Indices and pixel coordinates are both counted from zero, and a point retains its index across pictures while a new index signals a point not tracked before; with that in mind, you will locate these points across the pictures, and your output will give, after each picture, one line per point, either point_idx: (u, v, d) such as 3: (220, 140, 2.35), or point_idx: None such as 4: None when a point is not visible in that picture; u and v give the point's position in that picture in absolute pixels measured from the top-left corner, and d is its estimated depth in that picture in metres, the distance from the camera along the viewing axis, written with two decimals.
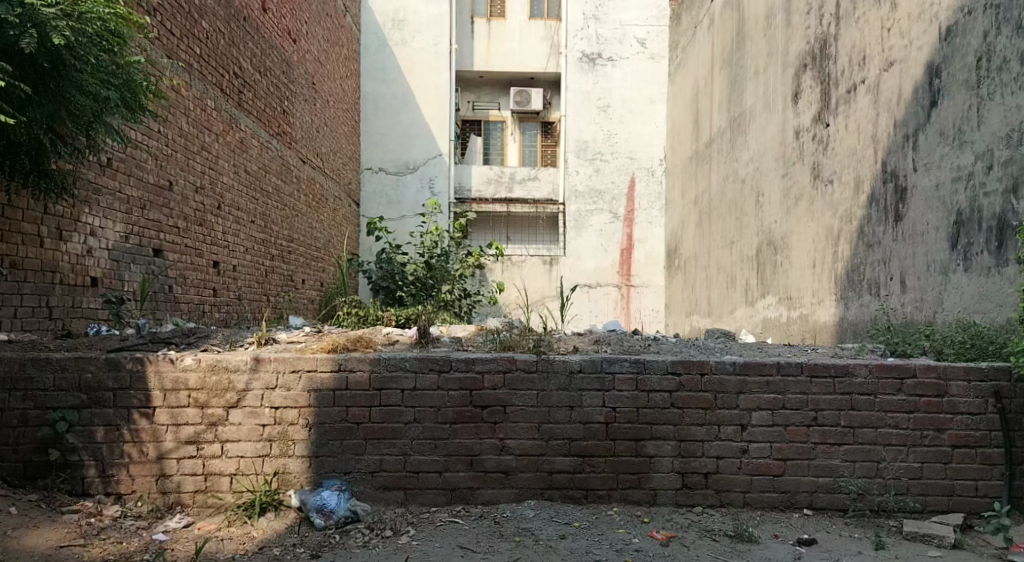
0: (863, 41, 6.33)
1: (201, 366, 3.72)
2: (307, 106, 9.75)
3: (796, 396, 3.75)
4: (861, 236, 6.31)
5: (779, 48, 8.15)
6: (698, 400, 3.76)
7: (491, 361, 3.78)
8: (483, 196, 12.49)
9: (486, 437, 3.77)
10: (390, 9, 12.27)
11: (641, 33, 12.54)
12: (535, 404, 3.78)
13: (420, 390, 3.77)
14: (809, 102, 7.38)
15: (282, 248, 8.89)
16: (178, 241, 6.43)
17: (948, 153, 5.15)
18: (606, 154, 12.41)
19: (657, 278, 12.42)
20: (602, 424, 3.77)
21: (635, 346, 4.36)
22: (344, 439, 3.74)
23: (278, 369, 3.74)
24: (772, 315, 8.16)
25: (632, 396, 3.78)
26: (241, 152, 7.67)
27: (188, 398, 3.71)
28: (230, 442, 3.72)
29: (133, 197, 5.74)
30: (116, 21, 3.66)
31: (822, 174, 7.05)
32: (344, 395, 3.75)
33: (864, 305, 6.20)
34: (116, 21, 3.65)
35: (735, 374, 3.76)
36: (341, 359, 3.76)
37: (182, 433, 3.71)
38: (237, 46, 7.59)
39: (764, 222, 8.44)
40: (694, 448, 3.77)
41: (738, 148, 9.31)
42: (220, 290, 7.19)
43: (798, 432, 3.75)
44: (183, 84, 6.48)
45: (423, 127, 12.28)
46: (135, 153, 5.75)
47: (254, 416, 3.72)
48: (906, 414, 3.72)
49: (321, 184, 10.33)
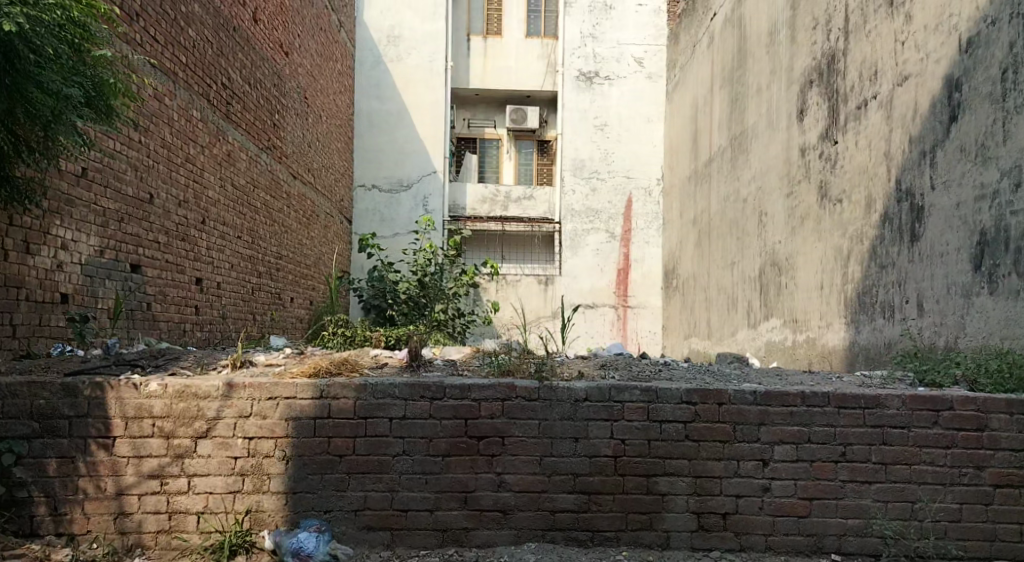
0: (874, 56, 6.11)
1: (168, 393, 3.39)
2: (298, 120, 9.48)
3: (821, 429, 3.45)
4: (873, 257, 6.05)
5: (783, 65, 7.94)
6: (716, 432, 3.45)
7: (490, 388, 3.46)
8: (478, 214, 12.18)
9: (482, 472, 3.45)
10: (385, 25, 12.07)
11: (639, 52, 12.37)
12: (536, 436, 3.46)
13: (410, 419, 3.44)
14: (816, 119, 7.15)
15: (270, 265, 8.57)
16: (159, 257, 6.11)
17: (970, 170, 4.90)
18: (603, 173, 12.18)
19: (654, 299, 12.16)
20: (610, 457, 3.46)
21: (645, 372, 4.04)
22: (326, 473, 3.41)
23: (253, 396, 3.41)
24: (776, 338, 7.88)
25: (643, 427, 3.46)
26: (228, 165, 7.38)
27: (152, 427, 3.37)
28: (198, 477, 3.38)
29: (109, 209, 5.44)
30: (79, 10, 3.39)
31: (831, 193, 6.80)
32: (327, 424, 3.42)
33: (877, 330, 5.92)
34: (78, 9, 3.38)
35: (755, 404, 3.46)
36: (322, 386, 3.43)
37: (144, 466, 3.37)
38: (225, 57, 7.32)
39: (768, 242, 8.18)
40: (711, 485, 3.45)
41: (740, 166, 9.07)
42: (203, 309, 6.86)
43: (824, 467, 3.44)
44: (167, 92, 6.20)
45: (418, 144, 12.03)
46: (113, 164, 5.45)
47: (225, 447, 3.39)
48: (943, 450, 3.42)
49: (312, 200, 10.03)
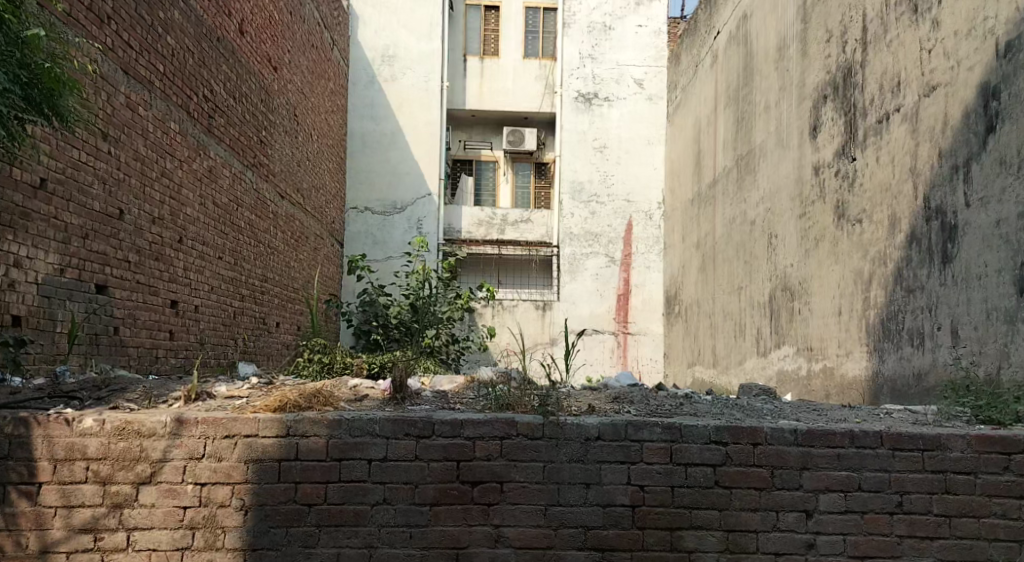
0: (897, 67, 5.75)
1: (106, 430, 2.93)
2: (287, 138, 9.07)
3: (873, 475, 2.99)
4: (899, 280, 5.63)
5: (794, 81, 7.58)
6: (751, 479, 2.99)
7: (486, 425, 3.01)
8: (474, 237, 11.79)
9: (477, 525, 2.97)
10: (379, 45, 11.75)
11: (639, 74, 12.05)
12: (541, 481, 2.99)
13: (392, 462, 2.98)
14: (830, 135, 6.77)
15: (254, 288, 8.08)
16: (129, 277, 5.64)
17: (1011, 184, 4.48)
18: (603, 197, 11.79)
19: (655, 325, 11.72)
20: (627, 507, 2.98)
21: (664, 406, 3.57)
22: (292, 526, 2.94)
23: (206, 435, 2.95)
24: (789, 367, 7.43)
25: (665, 472, 3.00)
26: (209, 182, 6.94)
27: (86, 471, 2.91)
28: (140, 532, 2.90)
29: (72, 225, 4.99)
30: None
31: (849, 213, 6.40)
32: (295, 467, 2.96)
33: (905, 359, 5.48)
34: None
35: (796, 446, 3.00)
36: (289, 422, 2.99)
37: (75, 518, 2.89)
38: (208, 67, 6.91)
39: (778, 266, 7.76)
40: (746, 541, 2.97)
41: (747, 188, 8.68)
42: (179, 333, 6.39)
43: (879, 521, 2.97)
44: (141, 101, 5.78)
45: (412, 165, 11.64)
46: (77, 175, 5.02)
47: (172, 495, 2.92)
48: (1016, 501, 2.97)
49: (301, 221, 9.60)
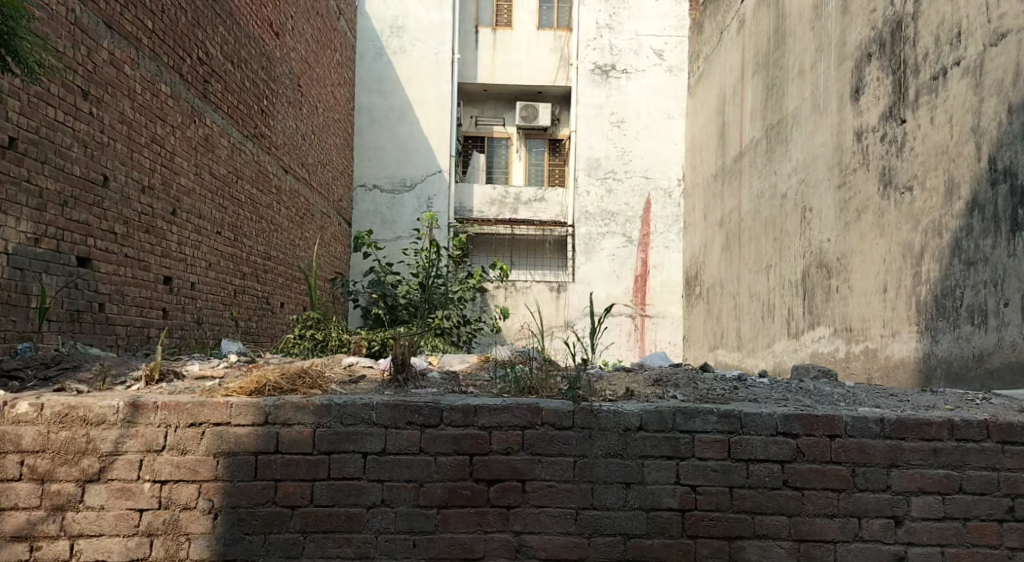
0: (958, 15, 5.18)
1: (45, 418, 2.57)
2: (291, 110, 8.58)
3: (977, 475, 2.64)
4: (957, 252, 5.10)
5: (832, 41, 7.00)
6: (827, 478, 2.63)
7: (508, 412, 2.64)
8: (486, 217, 11.23)
9: (494, 532, 2.59)
10: (388, 15, 11.20)
11: (658, 44, 11.46)
12: (571, 480, 2.62)
13: (392, 457, 2.61)
14: (875, 96, 6.20)
15: (256, 266, 7.62)
16: (115, 250, 5.19)
17: None
18: (619, 173, 11.24)
19: (674, 308, 11.19)
20: (676, 511, 2.62)
21: (715, 389, 3.11)
22: (270, 533, 2.56)
23: (167, 423, 2.59)
24: (824, 350, 6.91)
25: (722, 469, 2.64)
26: (205, 150, 6.46)
27: (20, 467, 2.55)
28: (86, 540, 2.54)
29: (48, 190, 4.53)
30: None
31: (896, 181, 5.84)
32: (274, 463, 2.58)
33: (964, 339, 4.96)
34: None
35: (882, 439, 2.65)
36: (267, 409, 2.61)
37: (7, 525, 2.54)
38: (203, 27, 6.41)
39: (813, 241, 7.21)
40: (820, 553, 2.61)
41: (777, 159, 8.11)
42: (172, 312, 5.94)
43: (986, 530, 2.63)
44: (128, 58, 5.30)
45: (422, 141, 11.12)
46: (52, 136, 4.55)
47: (124, 496, 2.55)
48: None
49: (306, 197, 9.12)
